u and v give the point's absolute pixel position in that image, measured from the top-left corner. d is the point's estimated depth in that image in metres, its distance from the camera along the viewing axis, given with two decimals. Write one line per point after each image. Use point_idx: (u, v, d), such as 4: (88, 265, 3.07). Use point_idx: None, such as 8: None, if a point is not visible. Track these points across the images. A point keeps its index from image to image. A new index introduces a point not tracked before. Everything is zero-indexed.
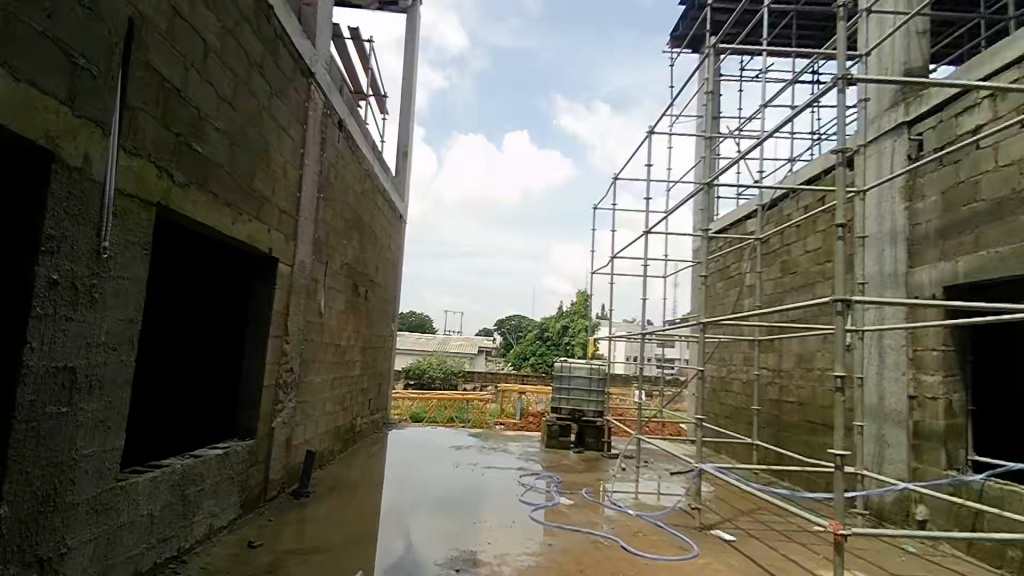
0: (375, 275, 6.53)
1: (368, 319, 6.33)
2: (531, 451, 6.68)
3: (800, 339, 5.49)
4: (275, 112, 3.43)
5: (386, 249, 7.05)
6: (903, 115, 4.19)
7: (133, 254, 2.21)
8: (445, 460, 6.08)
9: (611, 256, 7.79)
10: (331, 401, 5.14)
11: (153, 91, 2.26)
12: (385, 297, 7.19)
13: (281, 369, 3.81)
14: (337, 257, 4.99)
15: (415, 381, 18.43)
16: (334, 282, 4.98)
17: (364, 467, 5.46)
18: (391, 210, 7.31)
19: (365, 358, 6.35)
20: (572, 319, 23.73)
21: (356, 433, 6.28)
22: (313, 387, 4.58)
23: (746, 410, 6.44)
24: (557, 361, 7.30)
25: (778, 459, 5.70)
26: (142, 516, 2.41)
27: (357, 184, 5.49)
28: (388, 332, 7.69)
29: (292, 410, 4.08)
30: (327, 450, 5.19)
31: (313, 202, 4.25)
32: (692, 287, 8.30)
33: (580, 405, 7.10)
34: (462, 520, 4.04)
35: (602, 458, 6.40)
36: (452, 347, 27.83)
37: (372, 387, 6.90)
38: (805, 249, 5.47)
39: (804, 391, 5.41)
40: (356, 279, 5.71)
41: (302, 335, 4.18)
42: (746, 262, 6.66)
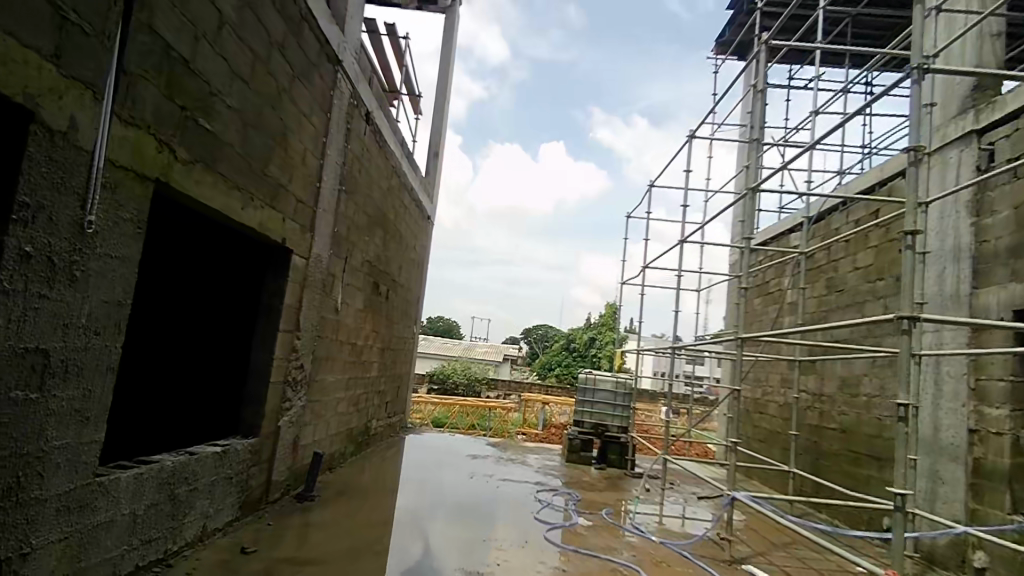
0: (398, 274, 6.37)
1: (388, 320, 6.16)
2: (550, 464, 6.40)
3: (844, 362, 5.11)
4: (296, 96, 3.27)
5: (411, 249, 6.89)
6: (972, 122, 3.82)
7: (125, 232, 2.06)
8: (459, 468, 5.85)
9: (644, 266, 7.49)
10: (344, 402, 4.97)
11: (157, 58, 2.10)
12: (407, 298, 7.02)
13: (291, 365, 3.65)
14: (358, 254, 4.83)
15: (438, 386, 18.28)
16: (353, 279, 4.81)
17: (376, 471, 5.27)
18: (418, 210, 7.16)
19: (383, 359, 6.18)
20: (600, 331, 23.33)
21: (370, 436, 6.10)
22: (325, 386, 4.41)
23: (782, 435, 6.05)
24: (581, 373, 7.00)
25: (816, 490, 5.31)
26: (123, 515, 2.24)
27: (384, 180, 5.33)
28: (410, 335, 7.51)
29: (301, 409, 3.91)
30: (338, 453, 5.02)
31: (333, 195, 4.08)
32: (727, 303, 7.94)
33: (603, 419, 6.79)
34: (479, 531, 3.89)
35: (625, 477, 6.08)
36: (478, 353, 27.66)
37: (390, 389, 6.72)
38: (855, 266, 5.11)
39: (848, 418, 5.03)
40: (378, 278, 5.55)
41: (315, 331, 4.01)
42: (788, 277, 6.29)
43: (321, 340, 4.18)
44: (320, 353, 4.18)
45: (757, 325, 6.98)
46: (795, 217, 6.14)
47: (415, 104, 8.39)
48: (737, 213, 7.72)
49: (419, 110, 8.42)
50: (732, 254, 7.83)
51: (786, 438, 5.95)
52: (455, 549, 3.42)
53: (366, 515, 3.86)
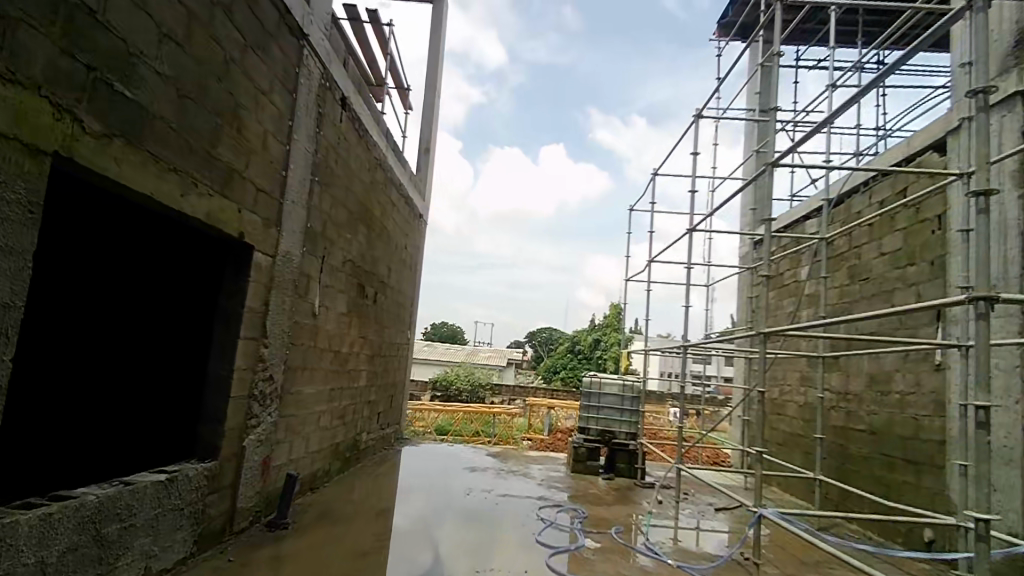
0: (388, 276, 5.97)
1: (377, 324, 5.75)
2: (554, 476, 5.96)
3: (873, 356, 4.67)
4: (251, 69, 2.87)
5: (401, 249, 6.48)
6: (1016, 83, 3.40)
7: (8, 216, 1.65)
8: (455, 482, 5.42)
9: (650, 261, 7.06)
10: (327, 414, 4.55)
11: (46, 2, 1.70)
12: (399, 301, 6.61)
13: (257, 376, 3.25)
14: (337, 253, 4.41)
15: (442, 392, 17.87)
16: (334, 280, 4.40)
17: (365, 489, 4.85)
18: (409, 208, 6.76)
19: (372, 368, 5.77)
20: (604, 332, 22.90)
21: (360, 450, 5.68)
22: (302, 398, 4.00)
23: (804, 438, 5.61)
24: (585, 377, 6.60)
25: (845, 498, 4.86)
26: (25, 566, 1.83)
27: (366, 173, 4.91)
28: (403, 341, 7.10)
29: (271, 426, 3.51)
30: (322, 470, 4.60)
31: (305, 186, 3.66)
32: (738, 297, 7.52)
33: (610, 424, 6.36)
34: (488, 536, 3.87)
35: (636, 487, 5.65)
36: (481, 358, 27.22)
37: (382, 399, 6.31)
38: (882, 252, 4.72)
39: (879, 418, 4.59)
40: (363, 279, 5.13)
41: (287, 338, 3.60)
42: (807, 267, 5.86)
43: (295, 347, 3.76)
44: (293, 362, 3.76)
45: (775, 320, 6.54)
46: (811, 203, 5.77)
47: (405, 99, 8.00)
48: (748, 203, 7.30)
49: (409, 106, 8.03)
50: (744, 246, 7.41)
51: (808, 441, 5.51)
52: (463, 554, 3.44)
53: (349, 541, 3.43)
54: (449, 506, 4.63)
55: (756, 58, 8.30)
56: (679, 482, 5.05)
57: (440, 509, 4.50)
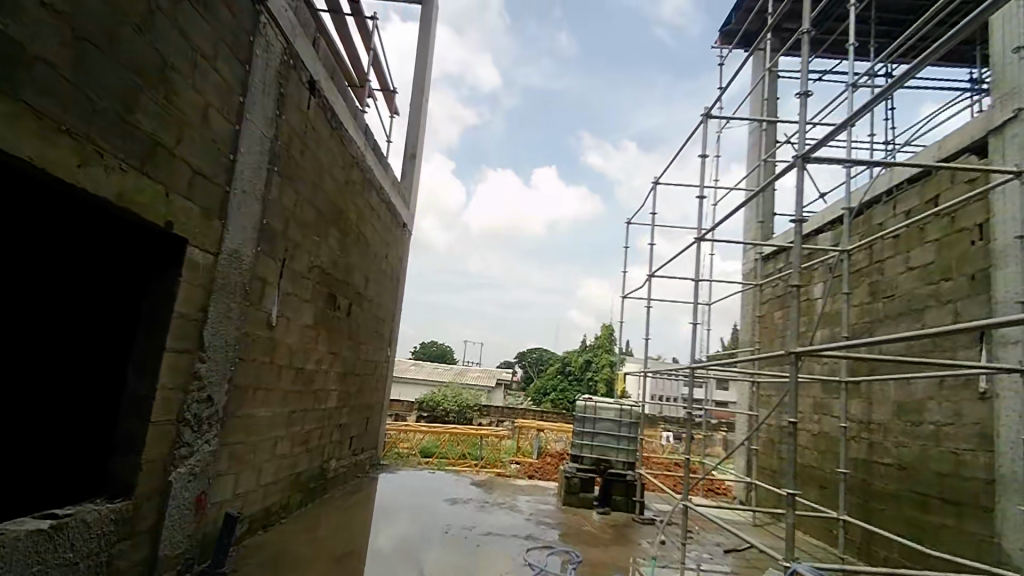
0: (364, 287, 5.43)
1: (351, 340, 5.21)
2: (544, 510, 5.38)
3: (903, 381, 4.18)
4: (185, 24, 2.39)
5: (381, 259, 5.96)
6: None
7: None
8: (434, 517, 4.83)
9: (650, 276, 6.58)
10: (285, 441, 3.98)
11: None
12: (378, 315, 6.07)
13: (189, 395, 2.72)
14: (302, 257, 3.89)
15: (429, 413, 17.19)
16: (297, 287, 3.87)
17: (331, 526, 4.27)
18: (392, 216, 6.24)
19: (344, 388, 5.21)
20: (596, 353, 22.34)
21: (329, 480, 5.10)
22: (253, 422, 3.44)
23: (820, 471, 5.11)
24: (579, 401, 6.06)
25: (869, 540, 4.35)
26: None
27: (341, 171, 4.41)
28: (381, 359, 6.52)
29: (208, 455, 2.95)
30: (279, 505, 4.03)
31: (262, 175, 3.15)
32: (741, 317, 7.05)
33: (606, 452, 5.82)
34: (478, 562, 3.74)
35: (634, 524, 5.10)
36: (470, 378, 26.54)
37: (355, 422, 5.73)
38: (909, 266, 4.27)
39: (909, 451, 4.09)
40: (334, 289, 4.60)
41: (234, 351, 3.07)
42: (821, 284, 5.39)
43: (244, 362, 3.22)
44: (242, 380, 3.22)
45: (784, 342, 6.05)
46: (827, 215, 5.33)
47: (390, 103, 7.51)
48: (753, 217, 6.86)
49: (395, 109, 7.53)
50: (748, 263, 6.94)
51: (827, 475, 5.00)
52: None
53: None
54: (436, 530, 4.46)
55: (759, 70, 7.94)
56: (685, 521, 4.49)
57: (427, 533, 4.33)
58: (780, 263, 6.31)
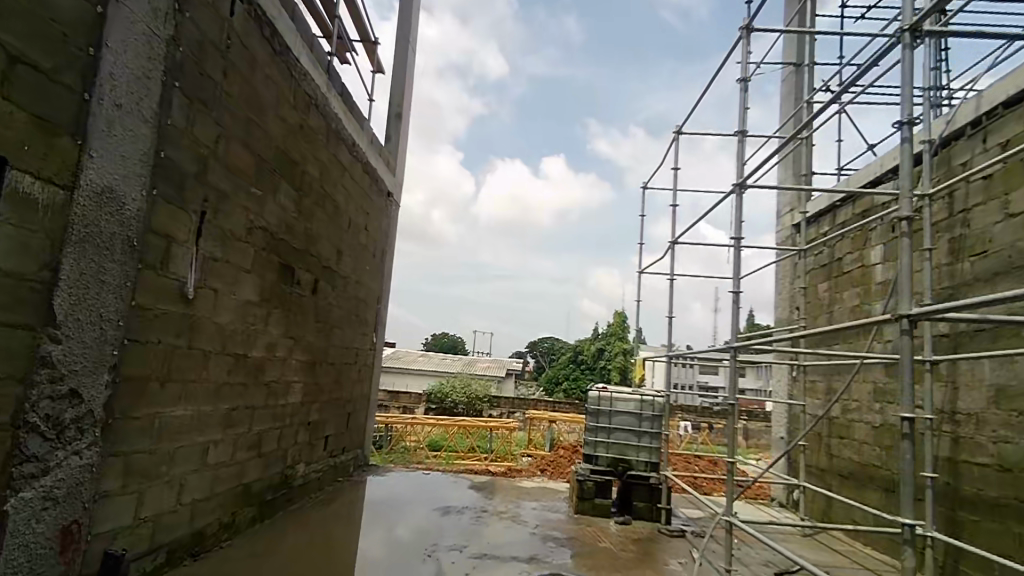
0: (336, 263, 4.57)
1: (319, 323, 4.36)
2: (553, 520, 4.54)
3: (1006, 360, 3.27)
4: None
5: (359, 229, 5.09)
6: None
7: None
8: (418, 533, 4.01)
9: (676, 244, 5.66)
10: (223, 446, 3.17)
11: None
12: (356, 296, 5.21)
13: (32, 391, 1.89)
14: (237, 214, 3.04)
15: (437, 406, 16.43)
16: (231, 252, 3.03)
17: (291, 545, 3.47)
18: (373, 181, 5.35)
19: (313, 379, 4.37)
20: (607, 340, 21.50)
21: (296, 489, 4.27)
22: (163, 424, 2.62)
23: (887, 471, 4.30)
24: (591, 392, 5.15)
25: (960, 559, 3.47)
26: None
27: (294, 113, 3.55)
28: (363, 346, 5.69)
29: (82, 473, 2.14)
30: (220, 526, 3.22)
31: (155, 90, 2.31)
32: (777, 292, 6.19)
33: (624, 450, 4.93)
34: (488, 564, 3.42)
35: (661, 539, 4.25)
36: (480, 368, 25.82)
37: (331, 421, 4.89)
38: (1007, 214, 3.35)
39: (1014, 449, 3.20)
40: (291, 258, 3.74)
41: (119, 329, 2.25)
42: (881, 245, 4.52)
43: (140, 344, 2.40)
44: (137, 369, 2.40)
45: (833, 319, 5.17)
46: (891, 162, 4.40)
47: (372, 59, 6.60)
48: (789, 175, 5.95)
49: (377, 64, 6.61)
50: (781, 228, 6.10)
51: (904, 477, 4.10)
52: None
53: None
54: (442, 531, 4.08)
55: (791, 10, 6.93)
56: (729, 541, 3.32)
57: (434, 533, 4.01)
58: (824, 225, 5.39)
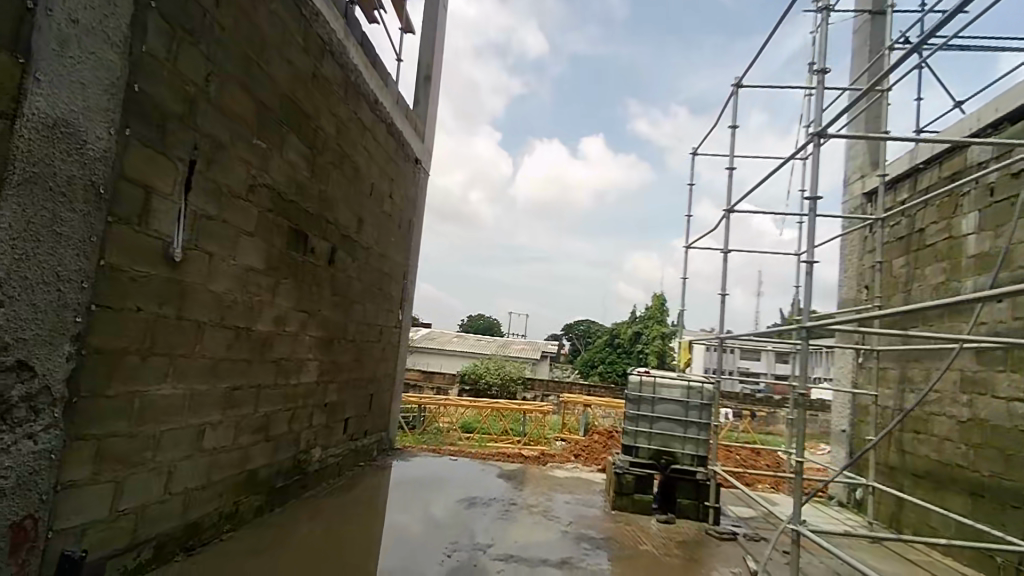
0: (357, 232, 4.20)
1: (337, 296, 4.02)
2: (588, 516, 4.14)
3: None
4: None
5: (383, 197, 4.71)
6: None
7: None
8: (441, 526, 3.66)
9: (731, 213, 5.12)
10: (222, 430, 2.86)
11: None
12: (380, 269, 4.86)
13: None
14: (237, 168, 2.68)
15: (471, 387, 16.20)
16: (230, 212, 2.67)
17: (301, 535, 3.17)
18: (399, 145, 4.95)
19: (330, 357, 4.04)
20: (645, 324, 20.88)
21: (310, 475, 3.97)
22: (145, 402, 2.30)
23: (975, 474, 3.76)
24: (632, 376, 4.69)
25: None
26: None
27: (305, 58, 3.16)
28: (388, 324, 5.36)
29: (37, 462, 1.83)
30: (220, 516, 2.94)
31: (122, 8, 1.95)
32: (841, 268, 5.61)
33: (668, 442, 4.48)
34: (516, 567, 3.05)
35: (709, 542, 3.81)
36: (515, 349, 25.53)
37: (351, 402, 4.58)
38: None
39: None
40: (303, 223, 3.38)
41: (81, 294, 1.92)
42: (977, 214, 3.93)
43: (112, 311, 2.08)
44: (109, 340, 2.08)
45: (910, 298, 4.59)
46: (995, 116, 3.77)
47: (400, 17, 6.17)
48: (861, 140, 5.47)
49: (407, 23, 6.18)
50: (849, 197, 5.54)
51: (997, 482, 3.56)
52: None
53: None
54: (468, 524, 3.74)
55: None
56: (796, 552, 2.82)
57: (461, 527, 3.67)
58: (903, 193, 4.79)
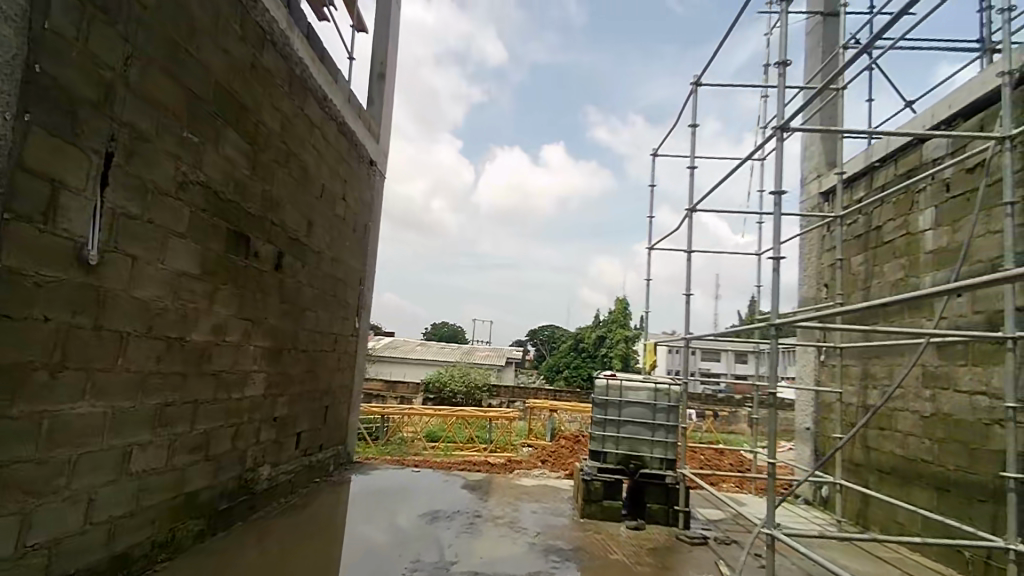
0: (306, 235, 3.96)
1: (285, 303, 3.77)
2: (556, 526, 3.98)
3: None
4: None
5: (336, 198, 4.48)
6: None
7: None
8: (402, 543, 3.45)
9: (693, 212, 5.06)
10: (153, 451, 2.60)
11: None
12: (332, 274, 4.61)
13: None
14: (165, 163, 2.43)
15: (435, 396, 15.89)
16: (158, 210, 2.42)
17: (246, 561, 2.91)
18: (351, 144, 4.72)
19: (278, 368, 3.78)
20: (608, 327, 20.95)
21: (259, 496, 3.70)
22: (57, 424, 2.04)
23: (940, 468, 3.75)
24: (598, 380, 4.56)
25: None
26: None
27: (242, 46, 2.93)
28: (343, 332, 5.10)
29: None
30: (153, 546, 2.66)
31: None
32: (801, 267, 5.62)
33: (636, 446, 4.35)
34: None
35: (680, 548, 3.70)
36: (479, 356, 25.27)
37: (303, 415, 4.32)
38: None
39: None
40: (244, 223, 3.13)
41: None
42: (933, 208, 3.95)
43: (12, 321, 1.82)
44: (9, 353, 1.83)
45: (870, 295, 4.59)
46: (949, 111, 3.80)
47: (351, 13, 5.94)
48: (817, 139, 5.50)
49: (359, 20, 5.96)
50: (806, 196, 5.56)
51: (962, 476, 3.56)
52: None
53: None
54: (430, 540, 3.54)
55: None
56: (771, 557, 2.72)
57: (422, 543, 3.48)
58: (859, 190, 4.81)
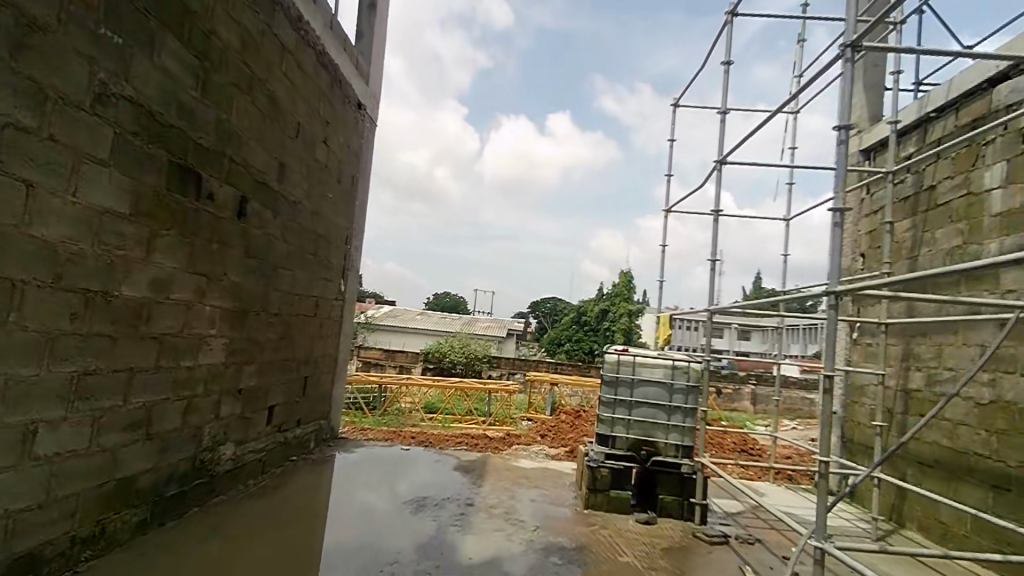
0: (277, 180, 3.43)
1: (251, 257, 3.26)
2: (557, 518, 3.55)
3: None
4: None
5: (315, 141, 3.93)
6: None
7: None
8: (381, 530, 3.00)
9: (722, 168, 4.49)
10: (70, 428, 2.12)
11: None
12: (312, 228, 4.09)
13: None
14: (71, 66, 1.90)
15: (434, 366, 15.51)
16: (61, 127, 1.90)
17: (194, 555, 2.45)
18: (334, 81, 4.16)
19: (243, 331, 3.30)
20: (612, 301, 20.41)
21: (220, 476, 3.24)
22: None
23: (998, 464, 3.28)
24: (608, 355, 4.04)
25: None
26: None
27: None
28: (326, 296, 4.61)
29: None
30: (76, 542, 2.20)
31: None
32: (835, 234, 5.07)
33: (649, 431, 3.88)
34: None
35: (697, 547, 3.27)
36: (481, 327, 24.86)
37: (276, 386, 3.85)
38: None
39: None
40: (193, 155, 2.60)
41: None
42: (1003, 164, 3.39)
43: None
44: None
45: (917, 266, 4.07)
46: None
47: None
48: (859, 90, 4.88)
49: None
50: None
51: None
52: None
53: None
54: (413, 527, 3.09)
55: None
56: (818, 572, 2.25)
57: (403, 530, 3.03)
58: (909, 147, 4.24)
